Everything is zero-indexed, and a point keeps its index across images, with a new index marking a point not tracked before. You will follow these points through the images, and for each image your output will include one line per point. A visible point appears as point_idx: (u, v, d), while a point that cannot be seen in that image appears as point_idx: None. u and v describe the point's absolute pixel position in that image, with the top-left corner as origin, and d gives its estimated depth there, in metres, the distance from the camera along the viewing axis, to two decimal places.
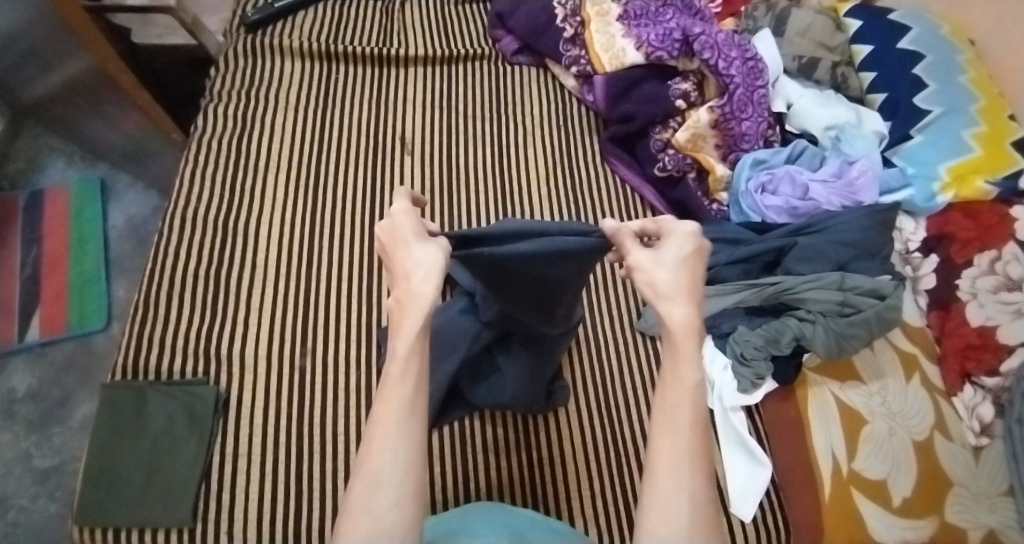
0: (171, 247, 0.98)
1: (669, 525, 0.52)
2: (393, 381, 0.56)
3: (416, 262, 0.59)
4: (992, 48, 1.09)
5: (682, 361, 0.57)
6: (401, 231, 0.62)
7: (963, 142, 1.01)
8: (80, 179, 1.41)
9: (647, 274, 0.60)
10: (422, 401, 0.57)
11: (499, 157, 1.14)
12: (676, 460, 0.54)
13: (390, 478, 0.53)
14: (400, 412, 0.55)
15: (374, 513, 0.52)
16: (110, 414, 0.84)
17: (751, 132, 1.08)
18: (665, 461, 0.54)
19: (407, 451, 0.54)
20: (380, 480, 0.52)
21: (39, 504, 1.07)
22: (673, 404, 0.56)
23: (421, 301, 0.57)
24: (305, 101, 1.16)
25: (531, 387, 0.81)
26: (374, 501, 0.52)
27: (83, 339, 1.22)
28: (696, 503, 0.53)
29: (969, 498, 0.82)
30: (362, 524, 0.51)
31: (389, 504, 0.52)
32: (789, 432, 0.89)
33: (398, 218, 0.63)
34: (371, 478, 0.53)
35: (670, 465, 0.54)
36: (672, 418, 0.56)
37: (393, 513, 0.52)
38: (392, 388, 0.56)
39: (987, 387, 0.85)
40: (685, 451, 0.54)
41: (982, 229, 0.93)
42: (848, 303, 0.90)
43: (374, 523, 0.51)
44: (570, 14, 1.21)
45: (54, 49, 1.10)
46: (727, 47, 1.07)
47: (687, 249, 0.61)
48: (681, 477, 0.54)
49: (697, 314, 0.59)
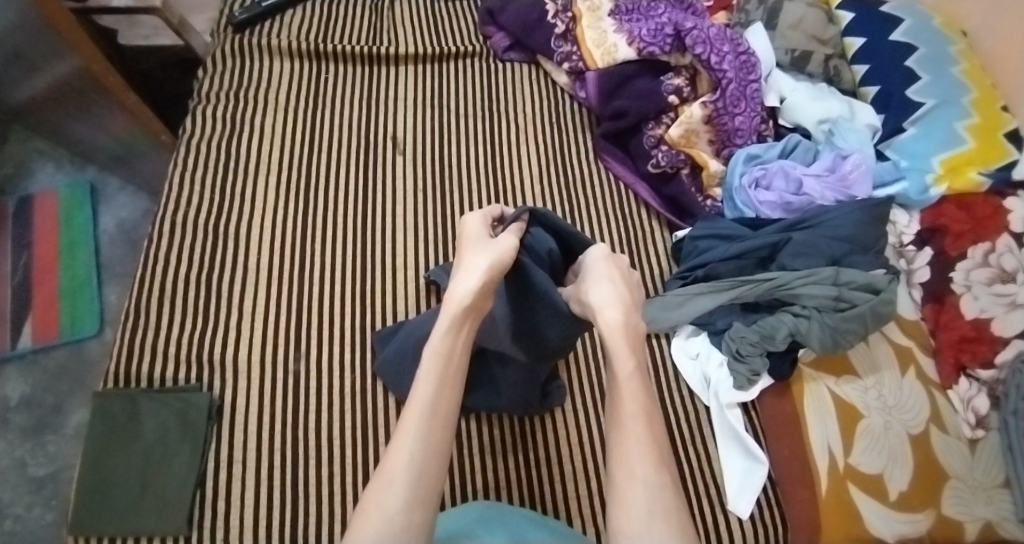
0: (161, 251, 0.97)
1: (630, 515, 0.53)
2: (423, 387, 0.58)
3: (465, 266, 0.63)
4: (985, 39, 1.08)
5: (625, 358, 0.60)
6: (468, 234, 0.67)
7: (956, 134, 1.00)
8: (69, 183, 1.39)
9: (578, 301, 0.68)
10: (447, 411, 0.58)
11: (493, 155, 1.13)
12: (629, 454, 0.56)
13: (405, 479, 0.54)
14: (421, 416, 0.57)
15: (384, 513, 0.52)
16: (103, 421, 0.84)
17: (744, 127, 1.08)
18: (620, 455, 0.56)
19: (424, 452, 0.55)
20: (393, 482, 0.53)
21: (34, 513, 1.06)
22: (620, 401, 0.59)
23: (455, 302, 0.61)
24: (295, 102, 1.15)
25: (521, 386, 0.81)
26: (386, 500, 0.53)
27: (75, 345, 1.21)
28: (647, 491, 0.54)
29: (966, 490, 0.82)
30: (372, 521, 0.52)
31: (399, 505, 0.53)
32: (786, 428, 0.88)
33: (470, 226, 0.68)
34: (387, 479, 0.54)
35: (624, 457, 0.56)
36: (618, 415, 0.58)
37: (401, 514, 0.52)
38: (419, 391, 0.58)
39: (982, 380, 0.85)
40: (635, 443, 0.56)
41: (976, 220, 0.93)
42: (843, 297, 0.90)
43: (383, 522, 0.52)
44: (561, 10, 1.19)
45: (39, 53, 1.09)
46: (719, 41, 1.06)
47: (604, 266, 0.67)
48: (634, 472, 0.55)
49: (629, 315, 0.62)
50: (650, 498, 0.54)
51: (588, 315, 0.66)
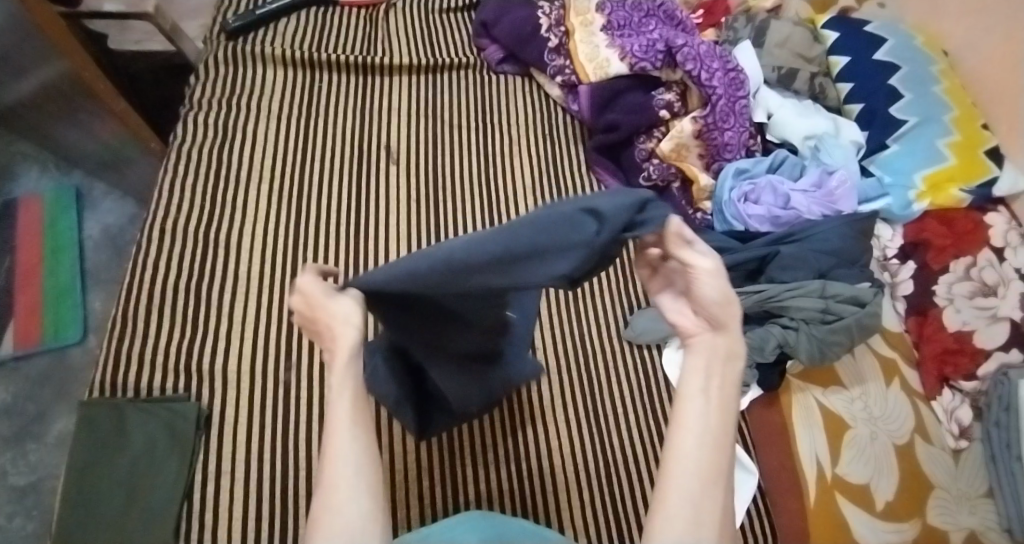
0: (150, 259, 0.96)
1: (679, 525, 0.47)
2: (331, 388, 0.52)
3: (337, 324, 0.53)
4: (964, 59, 1.11)
5: (727, 380, 0.52)
6: (313, 290, 0.54)
7: (938, 151, 1.03)
8: (55, 188, 1.38)
9: (718, 287, 0.52)
10: (365, 405, 0.53)
11: (485, 165, 1.14)
12: (694, 465, 0.48)
13: (356, 479, 0.50)
14: (348, 418, 0.51)
15: (343, 517, 0.49)
16: (87, 431, 0.82)
17: (733, 142, 1.09)
18: (701, 466, 0.48)
19: (363, 452, 0.51)
20: (343, 484, 0.50)
21: (13, 524, 1.04)
22: (711, 415, 0.50)
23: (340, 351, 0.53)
24: (289, 110, 1.15)
25: (475, 400, 0.73)
26: (345, 505, 0.49)
27: (58, 353, 1.19)
28: (703, 506, 0.48)
29: (950, 500, 0.82)
30: (329, 525, 0.48)
31: (356, 508, 0.49)
32: (774, 439, 0.89)
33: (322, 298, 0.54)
34: (336, 482, 0.50)
35: (684, 459, 0.49)
36: (691, 420, 0.50)
37: (364, 516, 0.49)
38: (337, 397, 0.52)
39: (965, 391, 0.87)
40: (719, 465, 0.49)
41: (957, 235, 0.97)
42: (830, 310, 0.91)
43: (344, 523, 0.49)
44: (555, 24, 1.22)
45: (28, 57, 1.07)
46: (709, 58, 1.08)
47: None
48: (698, 488, 0.48)
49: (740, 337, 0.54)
50: (709, 515, 0.48)
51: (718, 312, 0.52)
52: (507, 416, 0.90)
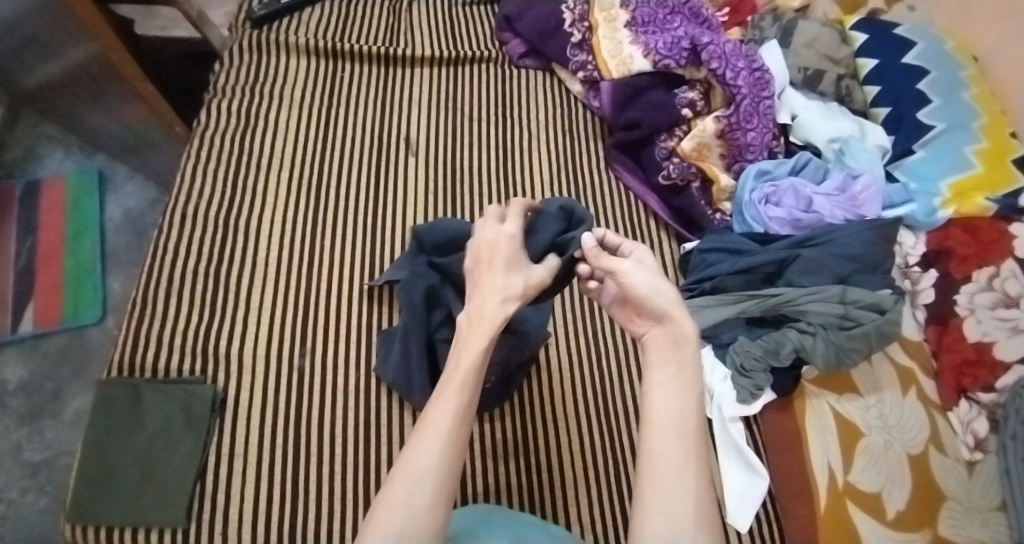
0: (171, 242, 0.97)
1: (658, 519, 0.49)
2: (452, 387, 0.55)
3: (499, 286, 0.59)
4: (996, 65, 1.09)
5: (683, 367, 0.55)
6: (501, 242, 0.61)
7: (964, 158, 1.01)
8: (78, 170, 1.40)
9: (637, 281, 0.57)
10: (472, 413, 0.55)
11: (504, 160, 1.14)
12: (666, 457, 0.51)
13: (433, 478, 0.51)
14: (449, 419, 0.54)
15: (411, 508, 0.50)
16: (105, 409, 0.84)
17: (756, 143, 1.08)
18: (667, 455, 0.51)
19: (450, 452, 0.53)
20: (419, 477, 0.51)
21: (28, 498, 1.06)
22: (672, 405, 0.54)
23: (489, 326, 0.57)
24: (310, 98, 1.15)
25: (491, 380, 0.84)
26: (410, 497, 0.51)
27: (76, 332, 1.21)
28: (679, 493, 0.50)
29: (962, 512, 0.81)
30: (394, 522, 0.49)
31: (425, 502, 0.51)
32: (787, 444, 0.88)
33: (504, 238, 0.61)
34: (411, 474, 0.52)
35: (656, 455, 0.51)
36: (658, 419, 0.53)
37: (426, 516, 0.51)
38: (447, 395, 0.55)
39: (982, 403, 0.86)
40: (689, 455, 0.51)
41: (982, 244, 0.94)
42: (849, 316, 0.90)
43: (409, 519, 0.50)
44: (578, 19, 1.21)
45: (58, 39, 1.09)
46: (735, 57, 1.07)
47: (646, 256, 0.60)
48: (671, 478, 0.50)
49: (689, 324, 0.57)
50: (684, 505, 0.49)
51: (646, 298, 0.56)
52: (518, 410, 0.90)
